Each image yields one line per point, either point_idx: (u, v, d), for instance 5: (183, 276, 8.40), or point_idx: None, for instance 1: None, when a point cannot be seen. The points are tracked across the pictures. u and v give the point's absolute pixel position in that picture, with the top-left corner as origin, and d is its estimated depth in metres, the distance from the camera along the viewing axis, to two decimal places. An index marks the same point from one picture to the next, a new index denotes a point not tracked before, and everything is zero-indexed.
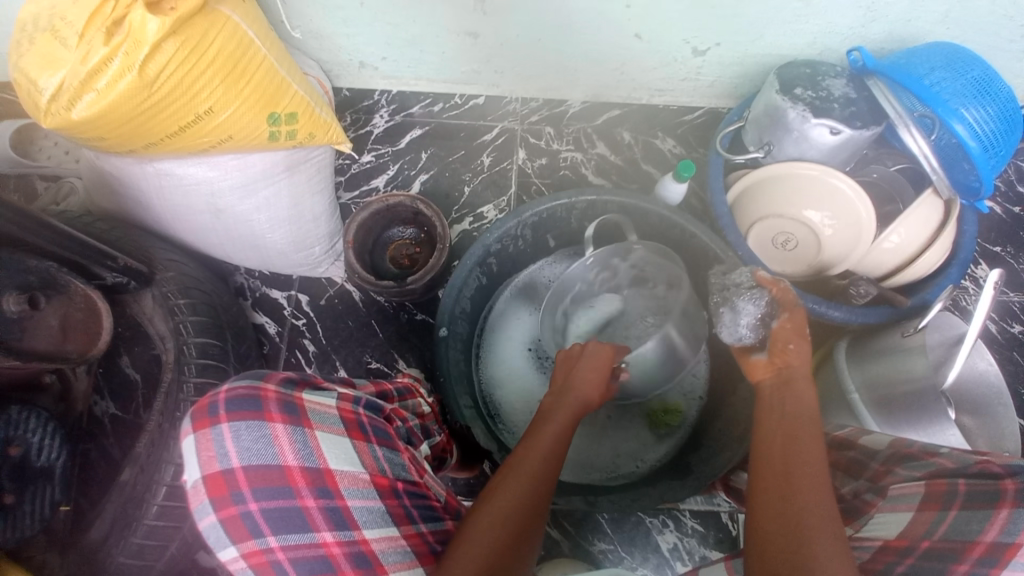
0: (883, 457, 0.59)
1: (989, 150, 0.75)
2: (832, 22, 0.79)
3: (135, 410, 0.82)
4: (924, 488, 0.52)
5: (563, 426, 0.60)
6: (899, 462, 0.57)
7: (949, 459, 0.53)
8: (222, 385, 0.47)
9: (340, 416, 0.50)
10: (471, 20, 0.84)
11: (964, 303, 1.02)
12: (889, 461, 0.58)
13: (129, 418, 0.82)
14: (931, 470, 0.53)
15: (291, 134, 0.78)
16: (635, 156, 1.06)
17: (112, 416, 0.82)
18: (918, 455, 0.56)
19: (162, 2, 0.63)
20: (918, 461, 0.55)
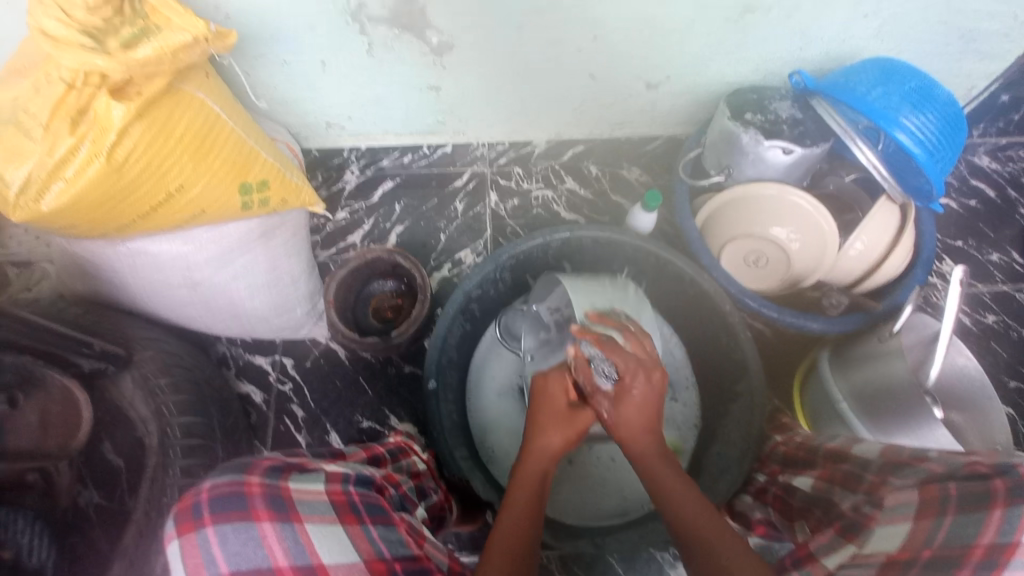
0: (876, 466, 0.59)
1: (936, 155, 0.77)
2: (772, 50, 0.84)
3: (123, 497, 0.73)
4: (918, 497, 0.51)
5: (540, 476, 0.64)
6: (892, 471, 0.57)
7: (938, 466, 0.53)
8: (204, 485, 0.46)
9: (330, 501, 0.49)
10: (433, 75, 0.86)
11: (935, 299, 1.05)
12: (883, 470, 0.58)
13: (118, 507, 0.73)
14: (923, 476, 0.53)
15: (263, 203, 0.78)
16: (604, 188, 1.10)
17: (97, 506, 0.73)
18: (910, 463, 0.56)
19: (126, 87, 0.64)
20: (909, 467, 0.56)
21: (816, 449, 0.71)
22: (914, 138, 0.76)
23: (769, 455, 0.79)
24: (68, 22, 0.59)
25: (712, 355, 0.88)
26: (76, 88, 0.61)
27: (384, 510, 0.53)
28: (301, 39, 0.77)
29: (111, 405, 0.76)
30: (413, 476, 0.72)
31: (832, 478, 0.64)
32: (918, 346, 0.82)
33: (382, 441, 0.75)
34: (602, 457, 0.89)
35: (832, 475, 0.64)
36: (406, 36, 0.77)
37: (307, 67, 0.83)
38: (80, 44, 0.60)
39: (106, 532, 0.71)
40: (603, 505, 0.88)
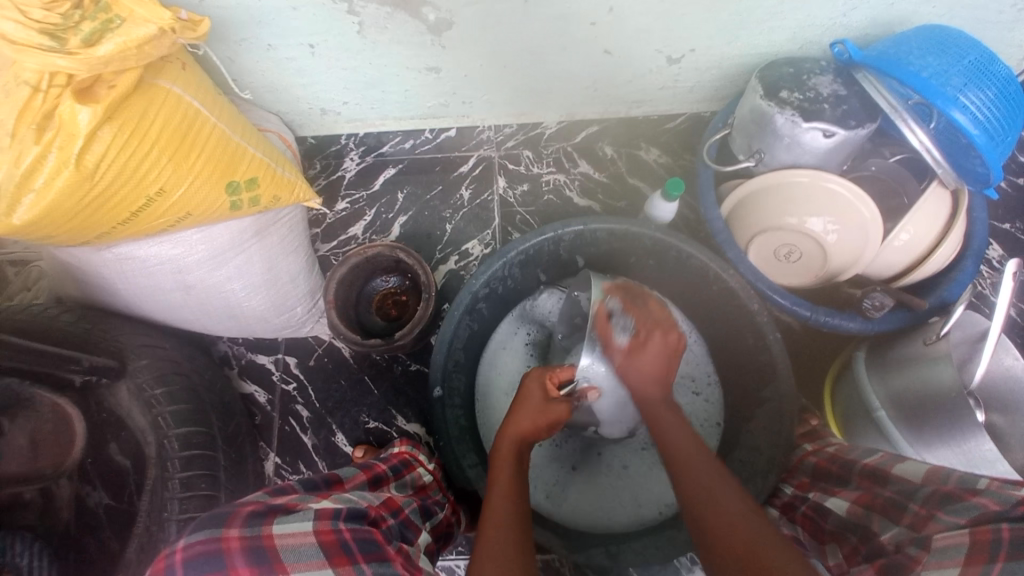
0: (922, 496, 0.54)
1: (995, 138, 0.68)
2: (812, 15, 0.74)
3: (129, 497, 0.74)
4: (969, 538, 0.46)
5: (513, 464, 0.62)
6: (940, 505, 0.51)
7: (994, 502, 0.48)
8: (179, 546, 0.46)
9: (318, 544, 0.48)
10: (431, 55, 0.79)
11: (981, 288, 0.97)
12: (929, 502, 0.52)
13: (123, 507, 0.74)
14: (975, 515, 0.48)
15: (254, 202, 0.73)
16: (620, 171, 1.03)
17: (106, 507, 0.74)
18: (959, 495, 0.51)
19: (93, 86, 0.59)
20: (958, 503, 0.49)
21: (852, 464, 0.66)
22: (971, 118, 0.66)
23: (797, 466, 0.74)
24: (24, 21, 0.54)
25: (737, 354, 0.82)
26: (41, 90, 0.56)
27: (379, 544, 0.52)
28: (284, 22, 0.70)
29: (110, 411, 0.76)
30: (417, 490, 0.73)
31: (871, 504, 0.59)
32: (964, 344, 0.76)
33: (385, 457, 0.76)
34: (614, 462, 0.86)
35: (871, 500, 0.59)
36: (400, 15, 0.70)
37: (295, 52, 0.76)
38: (40, 46, 0.55)
39: (115, 532, 0.73)
40: (615, 512, 0.83)
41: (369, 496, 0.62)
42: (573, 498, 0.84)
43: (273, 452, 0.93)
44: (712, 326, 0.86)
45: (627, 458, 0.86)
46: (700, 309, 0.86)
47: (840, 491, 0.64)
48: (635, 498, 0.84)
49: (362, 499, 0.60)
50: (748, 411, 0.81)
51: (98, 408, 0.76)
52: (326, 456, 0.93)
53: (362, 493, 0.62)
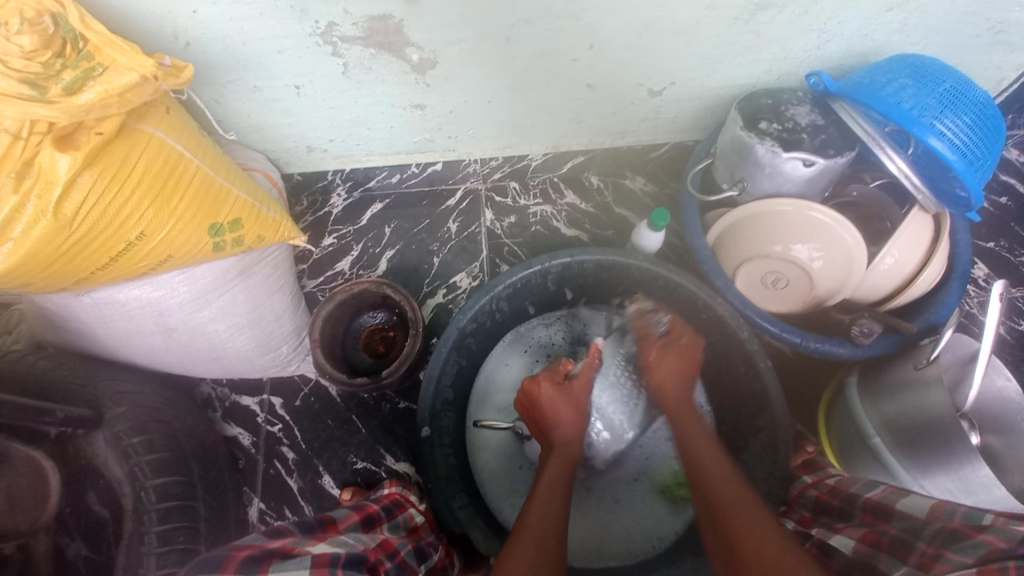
0: (929, 534, 0.53)
1: (973, 162, 0.69)
2: (787, 48, 0.76)
3: (108, 549, 0.71)
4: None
5: (565, 465, 0.66)
6: (947, 544, 0.50)
7: (1000, 539, 0.47)
8: None
9: None
10: (415, 93, 0.80)
11: (968, 308, 0.98)
12: (937, 541, 0.51)
13: (103, 560, 0.71)
14: (984, 553, 0.47)
15: (237, 242, 0.72)
16: (607, 200, 1.04)
17: (86, 560, 0.71)
18: (965, 532, 0.50)
19: (75, 134, 0.59)
20: (967, 541, 0.49)
21: (852, 499, 0.65)
22: (948, 144, 0.67)
23: (797, 499, 0.73)
24: (6, 71, 0.54)
25: (729, 382, 0.81)
26: (20, 138, 0.55)
27: None
28: (270, 64, 0.71)
29: (88, 460, 0.73)
30: (410, 531, 0.70)
31: (877, 542, 0.57)
32: (955, 365, 0.76)
33: (375, 499, 0.73)
34: (607, 495, 0.84)
35: (877, 538, 0.57)
36: (384, 55, 0.71)
37: (281, 92, 0.76)
38: (20, 94, 0.54)
39: None
40: (607, 546, 0.81)
41: (364, 539, 0.60)
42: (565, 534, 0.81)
43: (257, 497, 0.90)
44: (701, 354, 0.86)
45: (617, 490, 0.84)
46: None
47: (844, 527, 0.62)
48: (628, 533, 0.82)
49: (358, 542, 0.58)
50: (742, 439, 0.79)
51: (76, 457, 0.73)
52: (313, 499, 0.90)
53: (355, 537, 0.60)
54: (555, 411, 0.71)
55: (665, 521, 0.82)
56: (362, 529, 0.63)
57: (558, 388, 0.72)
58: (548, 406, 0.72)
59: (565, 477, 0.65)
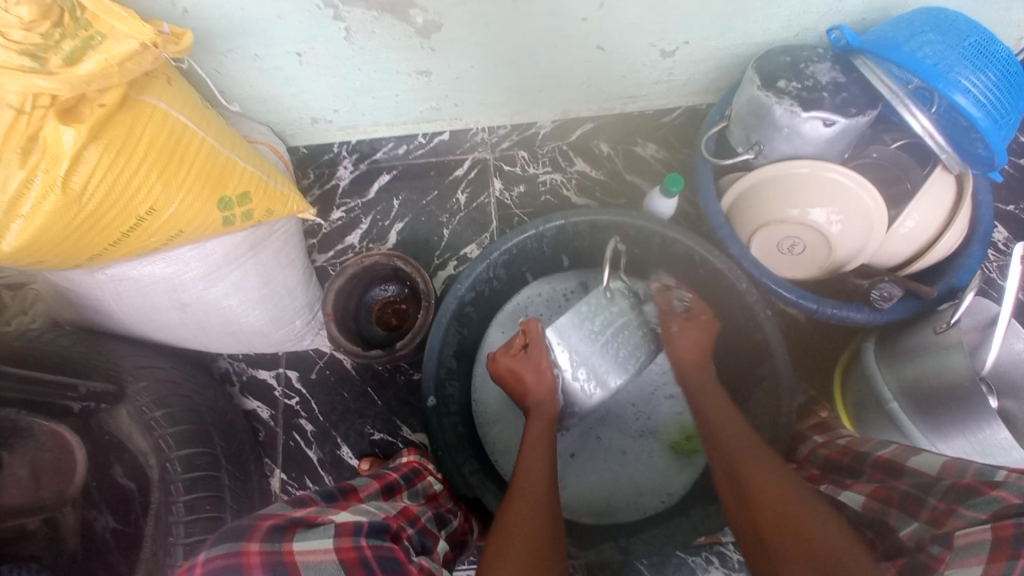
0: (941, 490, 0.52)
1: (1000, 119, 0.66)
2: (807, 2, 0.73)
3: (136, 519, 0.73)
4: (991, 535, 0.46)
5: (547, 427, 0.68)
6: (959, 499, 0.50)
7: (1015, 495, 0.47)
8: (200, 558, 0.46)
9: (339, 562, 0.47)
10: (421, 59, 0.78)
11: (988, 273, 0.96)
12: (948, 496, 0.51)
13: (131, 531, 0.72)
14: (996, 509, 0.47)
15: (247, 216, 0.71)
16: (617, 168, 1.02)
17: (114, 532, 0.72)
18: (979, 489, 0.50)
19: (78, 107, 0.58)
20: (978, 496, 0.49)
21: (863, 457, 0.65)
22: (974, 101, 0.65)
23: (807, 457, 0.74)
24: (4, 42, 0.52)
25: (740, 347, 0.81)
26: (25, 113, 0.55)
27: (399, 562, 0.50)
28: (270, 30, 0.69)
29: (111, 434, 0.75)
30: (430, 498, 0.71)
31: (887, 498, 0.58)
32: (974, 329, 0.75)
33: (394, 467, 0.74)
34: (614, 449, 0.85)
35: (887, 493, 0.58)
36: (387, 18, 0.69)
37: (282, 60, 0.75)
38: (21, 67, 0.53)
39: (124, 555, 0.71)
40: (618, 501, 0.83)
41: (385, 507, 0.61)
42: (572, 488, 0.84)
43: (279, 468, 0.92)
44: (712, 321, 0.86)
45: (625, 443, 0.85)
46: None
47: (853, 483, 0.63)
48: (638, 490, 0.83)
49: (380, 511, 0.59)
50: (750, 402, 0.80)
51: (100, 433, 0.74)
52: (332, 470, 0.92)
53: (377, 506, 0.61)
54: (519, 379, 0.72)
55: (672, 478, 0.83)
56: (382, 498, 0.64)
57: (522, 360, 0.72)
58: (514, 374, 0.72)
59: (547, 434, 0.67)
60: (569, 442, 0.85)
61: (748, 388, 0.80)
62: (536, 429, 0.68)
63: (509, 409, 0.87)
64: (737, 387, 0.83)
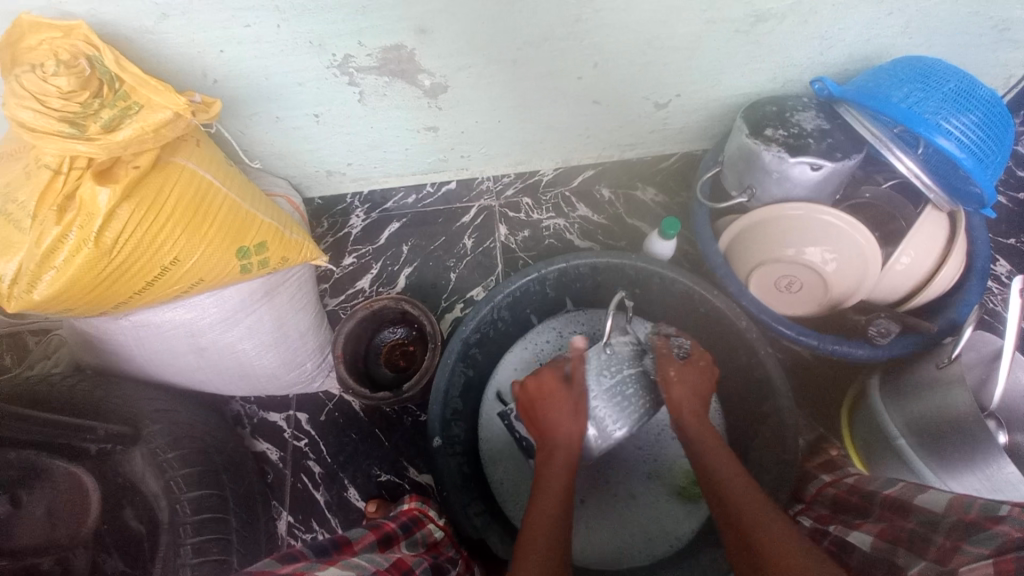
0: (946, 528, 0.53)
1: (985, 159, 0.69)
2: (790, 56, 0.77)
3: (144, 565, 0.73)
4: (993, 569, 0.45)
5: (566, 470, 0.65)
6: (963, 537, 0.50)
7: (1015, 528, 0.47)
8: None
9: None
10: (429, 116, 0.83)
11: (992, 306, 0.96)
12: (953, 534, 0.51)
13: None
14: (998, 544, 0.47)
15: (263, 264, 0.75)
16: (618, 212, 1.05)
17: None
18: (982, 524, 0.51)
19: (114, 168, 0.63)
20: (982, 532, 0.49)
21: (871, 496, 0.65)
22: (957, 142, 0.67)
23: (814, 498, 0.73)
24: (43, 110, 0.58)
25: (743, 386, 0.81)
26: (61, 173, 0.60)
27: None
28: (291, 95, 0.75)
29: (123, 477, 0.76)
30: (428, 547, 0.73)
31: (895, 538, 0.56)
32: (978, 364, 0.75)
33: (394, 515, 0.76)
34: (619, 491, 0.84)
35: (895, 533, 0.57)
36: (398, 82, 0.74)
37: (301, 121, 0.80)
38: (60, 132, 0.59)
39: None
40: (627, 547, 0.82)
41: (380, 558, 0.62)
42: (578, 530, 0.83)
43: (286, 511, 0.92)
44: (714, 360, 0.87)
45: (632, 485, 0.85)
46: (704, 341, 0.86)
47: (861, 524, 0.62)
48: (644, 532, 0.82)
49: (377, 564, 0.60)
50: (750, 433, 0.81)
51: (114, 475, 0.75)
52: (339, 513, 0.92)
53: (373, 557, 0.62)
54: (541, 416, 0.68)
55: (680, 521, 0.82)
56: (379, 548, 0.66)
57: (560, 393, 0.68)
58: (547, 404, 0.68)
59: (564, 478, 0.64)
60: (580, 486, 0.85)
61: (754, 427, 0.80)
62: (559, 457, 0.66)
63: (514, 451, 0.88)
64: (742, 426, 0.83)
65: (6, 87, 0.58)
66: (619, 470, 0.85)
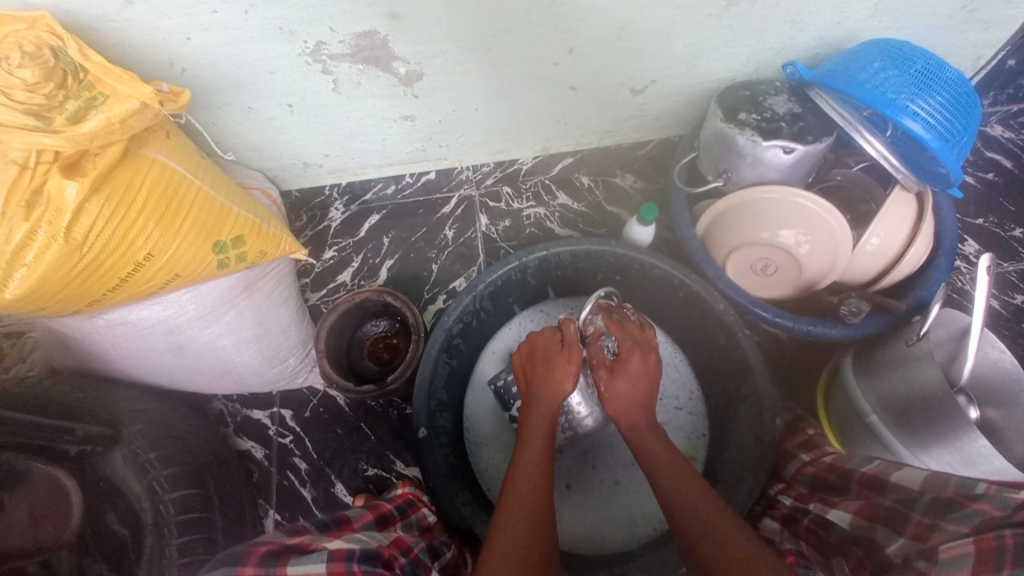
0: (924, 505, 0.54)
1: (951, 139, 0.70)
2: (761, 40, 0.78)
3: (129, 567, 0.71)
4: (974, 548, 0.46)
5: (549, 418, 0.67)
6: (942, 514, 0.51)
7: (994, 507, 0.47)
8: None
9: None
10: (405, 105, 0.82)
11: (960, 284, 1.00)
12: (931, 511, 0.52)
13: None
14: (979, 522, 0.47)
15: (241, 259, 0.74)
16: (598, 200, 1.06)
17: None
18: (961, 502, 0.51)
19: (80, 162, 0.62)
20: (962, 511, 0.49)
21: (850, 474, 0.67)
22: (923, 123, 0.68)
23: (796, 477, 0.75)
24: (9, 103, 0.57)
25: (724, 368, 0.83)
26: (28, 168, 0.59)
27: None
28: (264, 84, 0.74)
29: (106, 480, 0.74)
30: (423, 530, 0.72)
31: (874, 515, 0.58)
32: (949, 341, 0.77)
33: (390, 498, 0.76)
34: (604, 475, 0.86)
35: (873, 511, 0.59)
36: (372, 70, 0.73)
37: (275, 111, 0.79)
38: (26, 126, 0.57)
39: None
40: (610, 530, 0.83)
41: (379, 536, 0.63)
42: (564, 516, 0.84)
43: (273, 508, 0.92)
44: (695, 344, 0.89)
45: (617, 471, 0.86)
46: (685, 325, 0.87)
47: (839, 501, 0.64)
48: (628, 516, 0.84)
49: (376, 541, 0.60)
50: (730, 412, 0.83)
51: (94, 477, 0.73)
52: (326, 507, 0.92)
53: (371, 535, 0.62)
54: (545, 361, 0.70)
55: None
56: (377, 528, 0.66)
57: (558, 348, 0.70)
58: (546, 357, 0.70)
59: (548, 428, 0.66)
60: (565, 472, 0.86)
61: (733, 407, 0.82)
62: (544, 408, 0.67)
63: (499, 439, 0.89)
64: (723, 407, 0.85)
65: None
66: (604, 455, 0.87)
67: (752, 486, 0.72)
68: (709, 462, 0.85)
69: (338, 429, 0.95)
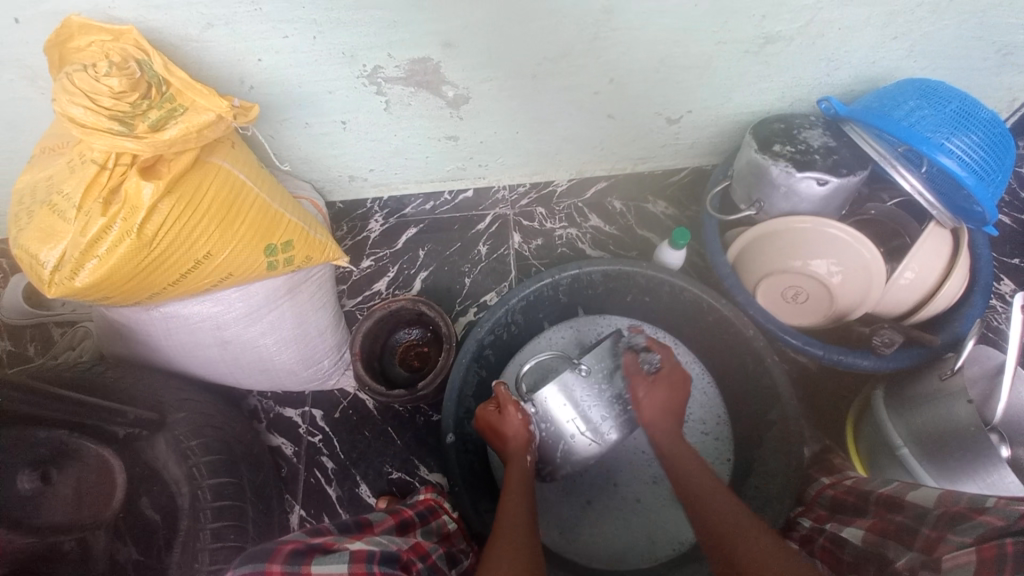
0: (933, 518, 0.54)
1: (986, 177, 0.71)
2: (798, 77, 0.81)
3: (159, 552, 0.75)
4: (976, 556, 0.46)
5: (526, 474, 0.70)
6: (951, 526, 0.52)
7: (998, 519, 0.49)
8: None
9: None
10: (449, 126, 0.87)
11: (996, 323, 0.98)
12: (940, 524, 0.53)
13: (153, 563, 0.74)
14: (980, 533, 0.48)
15: (288, 262, 0.79)
16: (629, 223, 1.08)
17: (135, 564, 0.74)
18: (967, 515, 0.52)
19: (156, 166, 0.67)
20: (967, 522, 0.51)
21: (868, 495, 0.66)
22: (958, 161, 0.69)
23: (814, 500, 0.74)
24: (95, 107, 0.62)
25: (750, 393, 0.83)
26: (107, 168, 0.64)
27: None
28: (320, 103, 0.79)
29: (146, 465, 0.78)
30: (443, 538, 0.74)
31: (885, 531, 0.59)
32: (982, 378, 0.77)
33: (412, 503, 0.77)
34: (624, 492, 0.86)
35: (884, 527, 0.59)
36: (422, 92, 0.78)
37: (329, 127, 0.85)
38: (109, 129, 0.62)
39: None
40: (628, 548, 0.83)
41: (398, 540, 0.65)
42: (585, 533, 0.84)
43: (298, 504, 0.95)
44: (721, 369, 0.89)
45: (637, 489, 0.86)
46: (712, 350, 0.89)
47: (855, 520, 0.64)
48: (647, 535, 0.84)
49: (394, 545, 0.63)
50: (755, 437, 0.83)
51: (137, 460, 0.78)
52: (350, 507, 0.94)
53: (390, 539, 0.64)
54: (499, 432, 0.73)
55: (685, 526, 0.83)
56: (397, 532, 0.67)
57: (496, 413, 0.74)
58: (495, 427, 0.74)
59: (525, 481, 0.69)
60: (587, 485, 0.86)
61: (759, 433, 0.82)
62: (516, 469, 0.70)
63: None
64: (749, 434, 0.85)
65: (57, 85, 0.62)
66: (626, 470, 0.87)
67: (775, 512, 0.72)
68: (732, 487, 0.85)
69: (366, 431, 0.98)
